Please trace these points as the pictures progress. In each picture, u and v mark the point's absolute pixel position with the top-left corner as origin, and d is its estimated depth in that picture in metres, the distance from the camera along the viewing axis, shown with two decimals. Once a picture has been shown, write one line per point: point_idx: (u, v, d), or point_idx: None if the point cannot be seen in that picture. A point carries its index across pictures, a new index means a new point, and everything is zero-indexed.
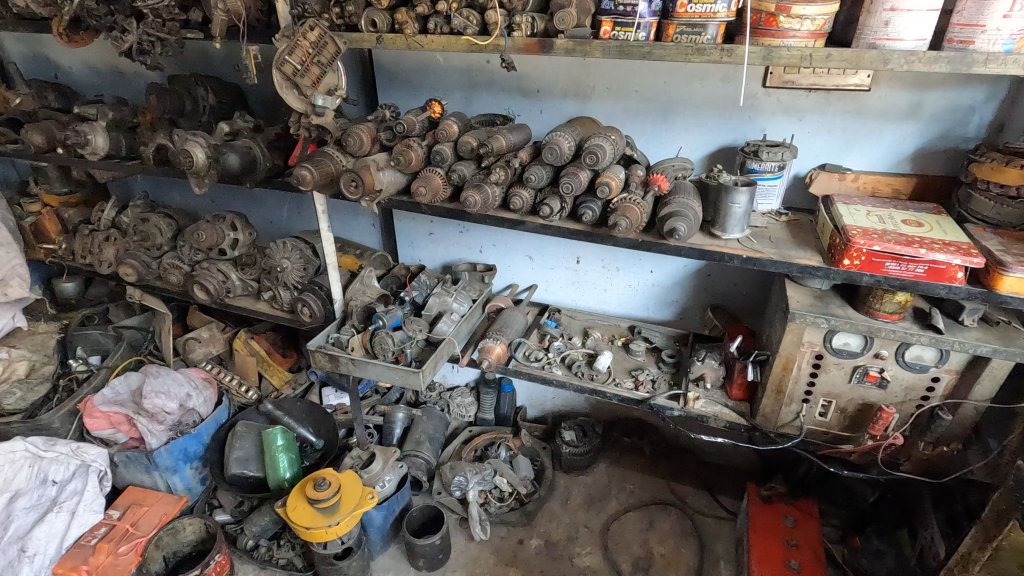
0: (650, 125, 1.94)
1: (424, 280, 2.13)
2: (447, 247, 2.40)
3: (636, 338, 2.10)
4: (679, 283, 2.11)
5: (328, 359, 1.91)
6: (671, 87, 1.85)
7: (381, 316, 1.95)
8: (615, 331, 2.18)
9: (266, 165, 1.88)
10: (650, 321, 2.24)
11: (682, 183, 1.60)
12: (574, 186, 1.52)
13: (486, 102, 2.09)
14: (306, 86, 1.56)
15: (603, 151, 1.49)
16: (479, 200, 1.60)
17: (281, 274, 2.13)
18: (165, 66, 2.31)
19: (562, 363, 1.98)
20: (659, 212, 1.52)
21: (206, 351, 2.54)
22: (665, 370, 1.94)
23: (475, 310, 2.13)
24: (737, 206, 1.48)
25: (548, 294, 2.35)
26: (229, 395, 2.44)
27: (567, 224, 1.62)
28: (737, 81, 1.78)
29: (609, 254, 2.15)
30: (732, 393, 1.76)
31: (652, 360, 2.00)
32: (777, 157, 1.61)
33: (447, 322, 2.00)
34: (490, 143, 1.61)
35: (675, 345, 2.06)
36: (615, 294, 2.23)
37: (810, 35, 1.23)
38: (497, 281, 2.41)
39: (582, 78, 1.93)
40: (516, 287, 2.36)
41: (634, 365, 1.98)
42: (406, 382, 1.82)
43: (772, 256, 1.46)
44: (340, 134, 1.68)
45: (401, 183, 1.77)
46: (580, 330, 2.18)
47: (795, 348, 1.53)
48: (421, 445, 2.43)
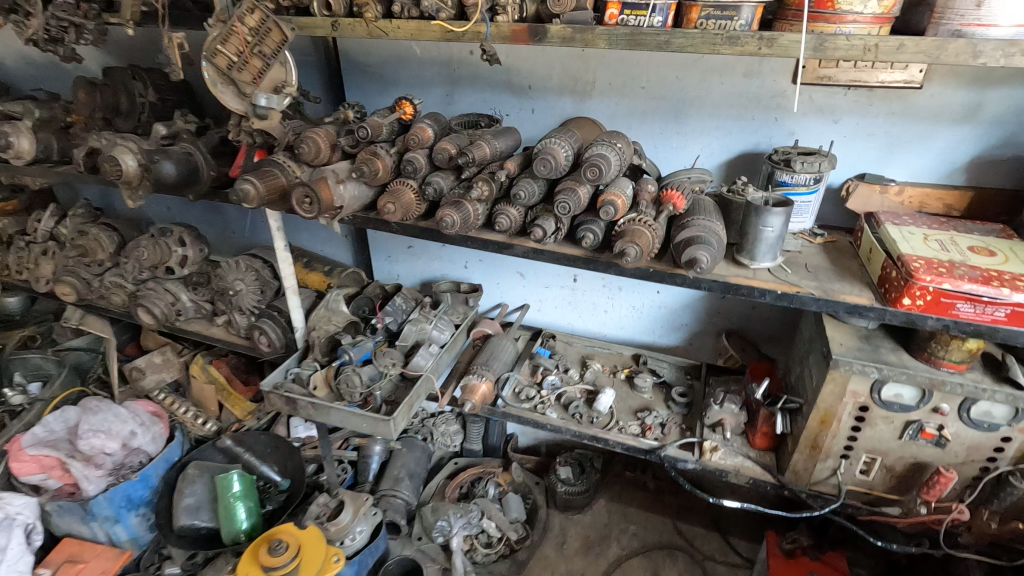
0: (660, 127, 1.67)
1: (400, 303, 1.86)
2: (428, 262, 2.14)
3: (642, 370, 1.84)
4: (690, 306, 1.86)
5: (285, 401, 1.64)
6: (684, 82, 1.59)
7: (348, 350, 1.67)
8: (618, 361, 1.92)
9: (210, 174, 1.59)
10: (656, 347, 1.98)
11: (700, 198, 1.34)
12: (571, 206, 1.26)
13: (470, 100, 1.81)
14: (246, 82, 1.28)
15: (607, 163, 1.23)
16: (459, 221, 1.34)
17: (234, 298, 1.85)
18: (103, 57, 2.02)
19: (557, 403, 1.72)
20: (675, 237, 1.25)
21: (158, 378, 2.27)
22: (676, 410, 1.68)
23: (457, 339, 1.87)
24: (770, 230, 1.22)
25: (542, 315, 2.09)
26: (184, 429, 2.19)
27: (564, 249, 1.35)
28: (761, 76, 1.52)
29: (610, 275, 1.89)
30: (755, 442, 1.51)
31: (660, 397, 1.75)
32: (812, 168, 1.36)
33: (424, 354, 1.74)
34: (470, 152, 1.35)
35: (687, 379, 1.81)
36: (616, 316, 1.98)
37: (874, 19, 0.97)
38: (485, 300, 2.15)
39: (581, 73, 1.66)
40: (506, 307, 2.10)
41: (639, 404, 1.72)
42: (375, 431, 1.55)
43: (812, 291, 1.20)
44: (291, 139, 1.41)
45: (368, 197, 1.50)
46: (578, 359, 1.92)
47: (837, 399, 1.28)
48: (399, 483, 2.17)
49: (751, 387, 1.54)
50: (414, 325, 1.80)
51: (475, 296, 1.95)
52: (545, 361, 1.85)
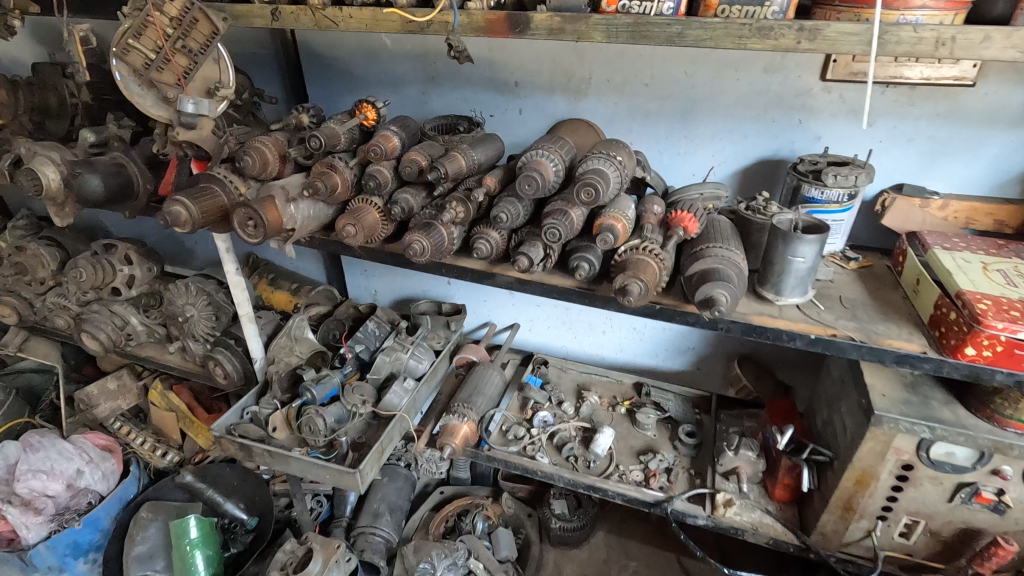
0: (666, 132, 1.46)
1: (372, 329, 1.65)
2: (407, 277, 1.93)
3: (644, 403, 1.64)
4: (697, 329, 1.66)
5: (239, 447, 1.44)
6: (693, 79, 1.38)
7: (310, 388, 1.46)
8: (618, 390, 1.72)
9: (147, 188, 1.38)
10: (659, 373, 1.78)
11: (715, 220, 1.13)
12: (563, 232, 1.05)
13: (449, 99, 1.60)
14: (168, 83, 1.06)
15: (604, 181, 1.02)
16: (430, 248, 1.13)
17: (186, 324, 1.64)
18: (37, 52, 1.79)
19: (549, 444, 1.53)
20: (686, 268, 1.05)
21: (113, 406, 2.07)
22: (684, 452, 1.49)
23: (437, 368, 1.67)
24: (800, 261, 1.02)
25: (533, 336, 1.89)
26: (140, 462, 1.99)
27: (554, 280, 1.15)
28: (784, 72, 1.31)
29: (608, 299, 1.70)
30: (775, 494, 1.32)
31: (666, 435, 1.56)
32: (847, 182, 1.15)
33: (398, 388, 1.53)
34: (441, 166, 1.14)
35: (695, 413, 1.61)
36: (615, 338, 1.77)
37: (948, 4, 0.77)
38: (470, 319, 1.94)
39: (576, 68, 1.45)
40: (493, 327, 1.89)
41: (642, 444, 1.53)
42: (339, 483, 1.35)
43: (851, 336, 1.00)
44: (233, 149, 1.21)
45: (327, 215, 1.29)
46: (573, 388, 1.72)
47: (877, 459, 1.08)
48: (378, 519, 1.98)
49: (771, 431, 1.34)
50: (387, 354, 1.60)
51: (458, 319, 1.74)
52: (536, 393, 1.65)
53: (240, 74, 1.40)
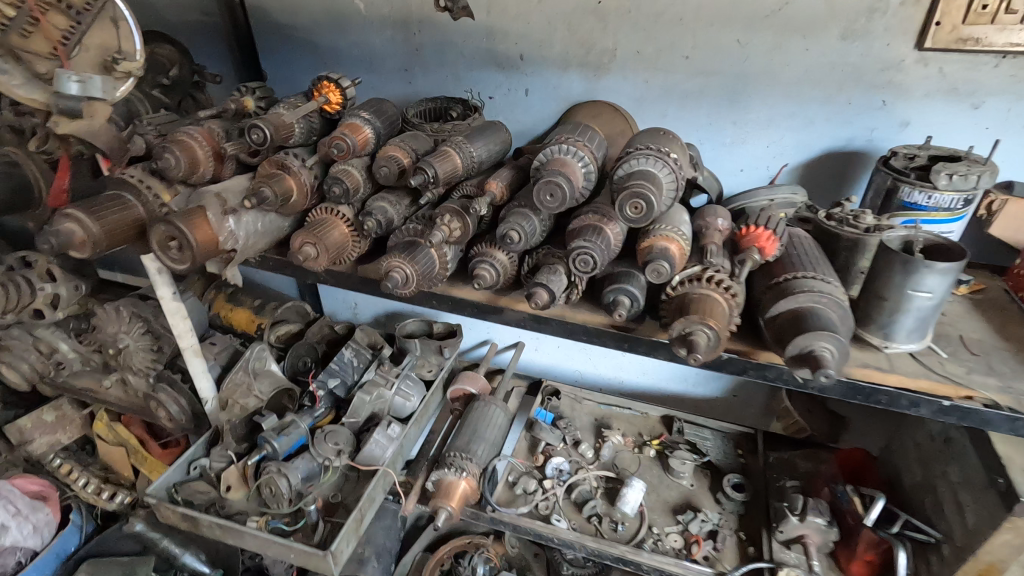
0: (708, 117, 1.17)
1: (349, 358, 1.37)
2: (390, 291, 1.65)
3: (678, 443, 1.37)
4: None
5: (182, 516, 1.15)
6: (749, 50, 1.08)
7: (271, 441, 1.18)
8: (643, 425, 1.45)
9: (50, 191, 1.07)
10: (689, 401, 1.52)
11: (795, 237, 0.85)
12: (598, 259, 0.77)
13: (437, 78, 1.29)
14: (41, 54, 0.79)
15: (656, 189, 0.73)
16: (415, 277, 0.85)
17: (120, 356, 1.35)
18: None
19: (566, 500, 1.27)
20: (766, 306, 0.77)
21: (50, 441, 1.75)
22: (730, 509, 1.23)
23: (428, 404, 1.40)
24: (924, 296, 0.74)
25: (539, 356, 1.61)
26: (82, 508, 1.70)
27: (581, 316, 0.87)
28: (868, 39, 1.02)
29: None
30: (851, 569, 1.06)
31: (705, 484, 1.29)
32: (963, 183, 0.87)
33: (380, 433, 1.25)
34: (428, 166, 0.84)
35: (738, 455, 1.34)
36: (638, 361, 1.50)
37: None
38: (467, 337, 1.67)
39: (598, 36, 1.15)
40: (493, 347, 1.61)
41: (678, 498, 1.26)
42: (307, 564, 1.08)
43: (994, 401, 0.73)
44: (152, 144, 0.91)
45: (281, 228, 1.00)
46: (590, 424, 1.45)
47: (1012, 552, 0.82)
48: (363, 568, 1.72)
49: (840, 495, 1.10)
50: (366, 392, 1.31)
51: (453, 344, 1.46)
52: (547, 435, 1.37)
53: (167, 44, 1.08)
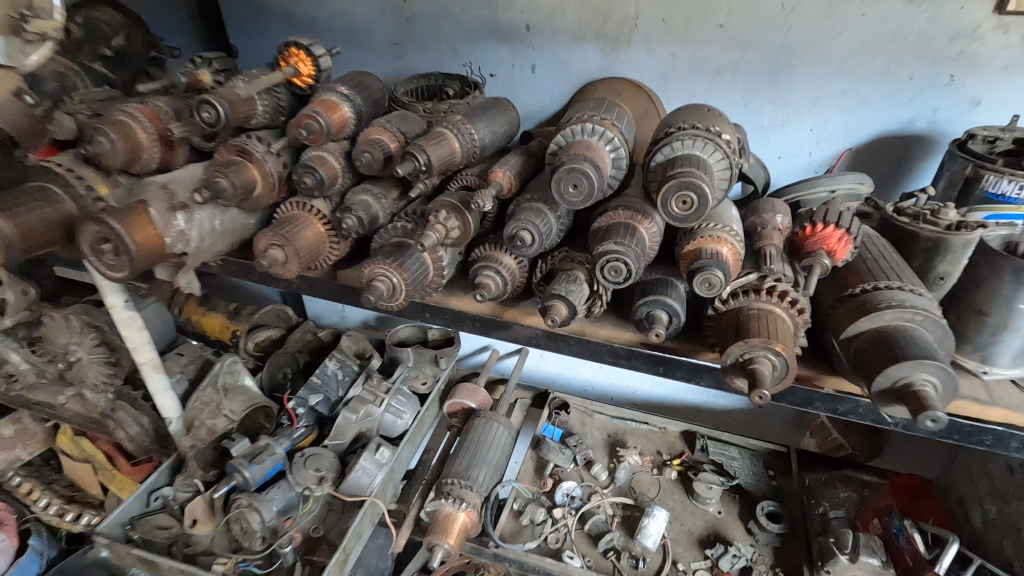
0: (743, 96, 1.02)
1: (333, 371, 1.22)
2: None
3: (702, 464, 1.23)
4: None
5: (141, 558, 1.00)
6: (794, 16, 0.93)
7: (241, 470, 1.02)
8: (662, 442, 1.31)
9: None
10: (713, 414, 1.37)
11: (866, 237, 0.70)
12: (633, 267, 0.62)
13: (431, 53, 1.13)
14: None
15: (707, 179, 0.57)
16: (404, 286, 0.69)
17: (72, 370, 1.19)
18: None
19: (579, 531, 1.12)
20: (842, 324, 0.61)
21: (7, 459, 1.59)
22: (765, 541, 1.09)
23: (422, 421, 1.25)
24: None
25: (544, 364, 1.45)
26: (43, 532, 1.55)
27: (606, 334, 0.72)
28: (937, 2, 0.86)
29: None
30: None
31: (734, 511, 1.15)
32: None
33: (367, 457, 1.09)
34: (419, 152, 0.69)
35: (769, 477, 1.20)
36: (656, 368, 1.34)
37: None
38: (466, 343, 1.52)
39: (617, 2, 0.99)
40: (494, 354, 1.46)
41: (704, 528, 1.12)
42: None
43: None
44: (82, 124, 0.74)
45: (245, 227, 0.84)
46: (603, 441, 1.31)
47: None
48: None
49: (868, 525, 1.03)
50: (351, 410, 1.16)
51: (450, 353, 1.31)
52: (556, 456, 1.23)
53: (111, 9, 0.92)
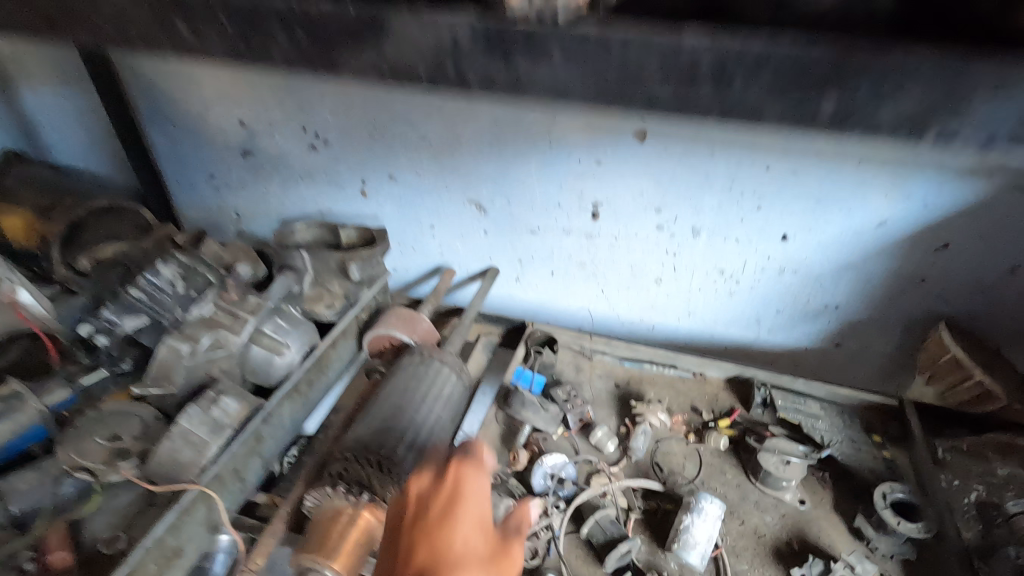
0: None
1: (167, 283, 0.72)
2: (285, 187, 1.07)
3: (762, 427, 0.78)
4: (860, 275, 0.88)
5: None
6: None
7: None
8: (700, 396, 0.86)
9: None
10: (758, 353, 1.03)
11: None
12: None
13: None
14: None
15: None
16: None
17: None
18: None
19: (570, 537, 0.67)
20: None
21: None
22: (885, 552, 0.65)
23: (320, 363, 0.79)
24: None
25: (529, 291, 1.08)
26: None
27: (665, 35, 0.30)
28: None
29: (661, 168, 0.85)
30: None
31: (826, 501, 0.70)
32: None
33: (192, 417, 0.61)
34: None
35: (873, 446, 0.76)
36: (687, 292, 0.98)
37: None
38: (408, 267, 1.14)
39: None
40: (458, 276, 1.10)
41: (777, 530, 0.68)
42: None
43: None
44: None
45: None
46: (606, 393, 0.86)
47: None
48: None
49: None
50: (183, 338, 0.67)
51: (361, 258, 0.81)
52: (534, 416, 0.77)
53: None
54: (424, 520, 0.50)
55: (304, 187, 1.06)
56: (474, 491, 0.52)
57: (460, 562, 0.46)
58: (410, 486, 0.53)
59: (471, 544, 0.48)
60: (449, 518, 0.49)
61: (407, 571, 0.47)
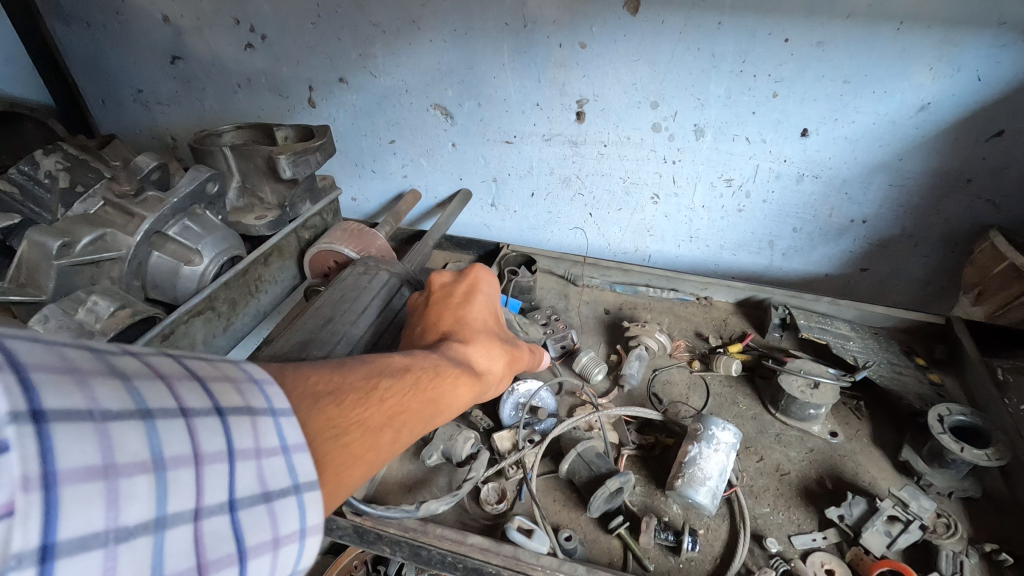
0: None
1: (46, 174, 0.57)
2: (225, 99, 0.93)
3: (779, 351, 0.65)
4: (895, 177, 0.74)
5: None
6: None
7: None
8: (705, 321, 0.73)
9: None
10: (769, 281, 0.91)
11: None
12: None
13: None
14: None
15: None
16: None
17: None
18: None
19: (547, 479, 0.53)
20: None
21: None
22: (941, 490, 0.52)
23: (246, 279, 0.66)
24: None
25: (508, 216, 0.95)
26: None
27: None
28: None
29: (657, 49, 0.71)
30: None
31: (863, 433, 0.57)
32: None
33: (47, 321, 0.47)
34: None
35: (916, 369, 0.63)
36: (689, 208, 0.85)
37: None
38: (371, 193, 1.00)
39: None
40: (427, 195, 0.96)
41: (802, 466, 0.54)
42: None
43: None
44: None
45: None
46: (593, 318, 0.73)
47: None
48: None
49: None
50: (53, 234, 0.53)
51: (292, 152, 0.66)
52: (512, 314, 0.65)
53: None
54: (447, 304, 0.51)
55: (245, 97, 0.92)
56: (491, 294, 0.55)
57: (482, 332, 0.48)
58: (430, 282, 0.54)
59: (488, 328, 0.51)
60: (470, 303, 0.51)
61: (430, 335, 0.48)
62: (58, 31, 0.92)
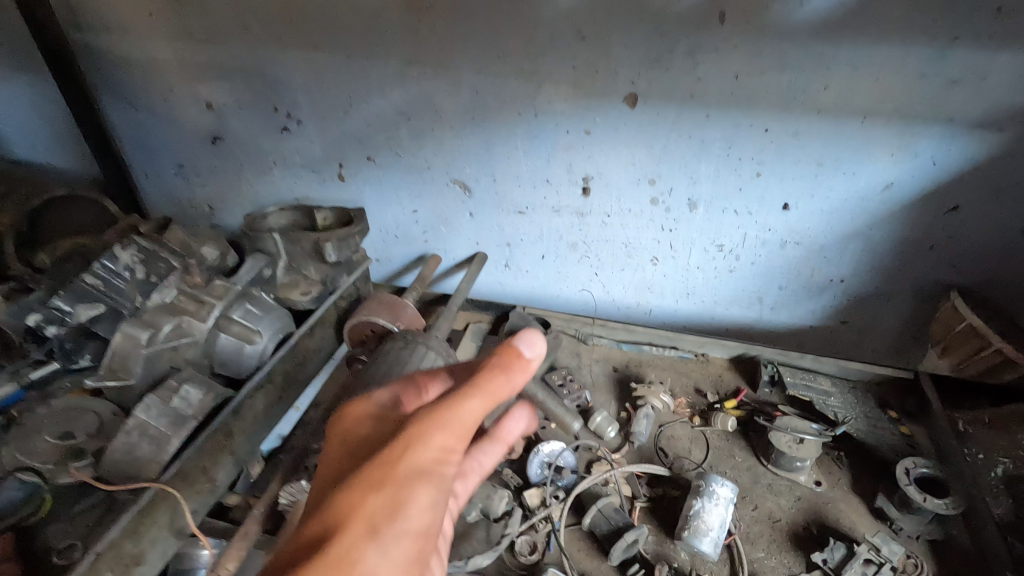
0: None
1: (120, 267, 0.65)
2: (261, 174, 1.02)
3: (768, 406, 0.74)
4: (867, 244, 0.84)
5: None
6: None
7: None
8: (703, 376, 0.81)
9: None
10: (760, 332, 1.00)
11: None
12: None
13: None
14: None
15: None
16: None
17: None
18: None
19: (572, 530, 0.61)
20: None
21: None
22: (910, 533, 0.60)
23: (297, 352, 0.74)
24: None
25: (521, 275, 1.04)
26: None
27: None
28: None
29: (653, 136, 0.81)
30: None
31: (843, 482, 0.66)
32: None
33: (149, 409, 0.56)
34: None
35: (889, 422, 0.71)
36: (684, 268, 0.94)
37: None
38: (393, 255, 1.09)
39: None
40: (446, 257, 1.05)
41: (792, 514, 0.63)
42: None
43: None
44: None
45: None
46: (603, 377, 0.82)
47: None
48: None
49: None
50: (143, 326, 0.61)
51: (336, 238, 0.76)
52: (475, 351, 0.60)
53: None
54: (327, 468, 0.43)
55: (279, 173, 1.01)
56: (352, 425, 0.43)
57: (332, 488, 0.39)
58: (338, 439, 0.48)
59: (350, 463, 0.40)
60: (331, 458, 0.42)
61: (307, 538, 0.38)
62: (111, 117, 1.01)
